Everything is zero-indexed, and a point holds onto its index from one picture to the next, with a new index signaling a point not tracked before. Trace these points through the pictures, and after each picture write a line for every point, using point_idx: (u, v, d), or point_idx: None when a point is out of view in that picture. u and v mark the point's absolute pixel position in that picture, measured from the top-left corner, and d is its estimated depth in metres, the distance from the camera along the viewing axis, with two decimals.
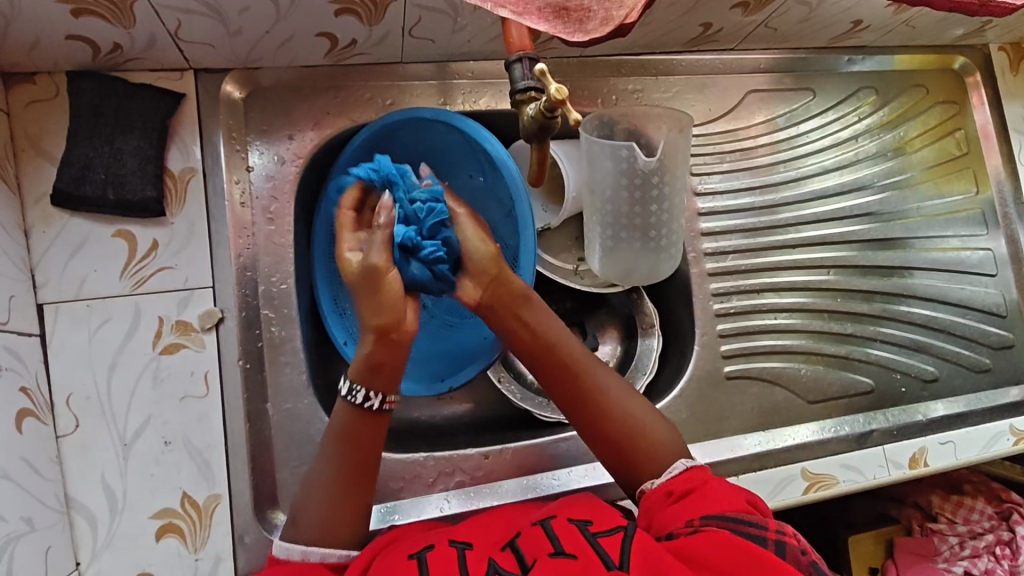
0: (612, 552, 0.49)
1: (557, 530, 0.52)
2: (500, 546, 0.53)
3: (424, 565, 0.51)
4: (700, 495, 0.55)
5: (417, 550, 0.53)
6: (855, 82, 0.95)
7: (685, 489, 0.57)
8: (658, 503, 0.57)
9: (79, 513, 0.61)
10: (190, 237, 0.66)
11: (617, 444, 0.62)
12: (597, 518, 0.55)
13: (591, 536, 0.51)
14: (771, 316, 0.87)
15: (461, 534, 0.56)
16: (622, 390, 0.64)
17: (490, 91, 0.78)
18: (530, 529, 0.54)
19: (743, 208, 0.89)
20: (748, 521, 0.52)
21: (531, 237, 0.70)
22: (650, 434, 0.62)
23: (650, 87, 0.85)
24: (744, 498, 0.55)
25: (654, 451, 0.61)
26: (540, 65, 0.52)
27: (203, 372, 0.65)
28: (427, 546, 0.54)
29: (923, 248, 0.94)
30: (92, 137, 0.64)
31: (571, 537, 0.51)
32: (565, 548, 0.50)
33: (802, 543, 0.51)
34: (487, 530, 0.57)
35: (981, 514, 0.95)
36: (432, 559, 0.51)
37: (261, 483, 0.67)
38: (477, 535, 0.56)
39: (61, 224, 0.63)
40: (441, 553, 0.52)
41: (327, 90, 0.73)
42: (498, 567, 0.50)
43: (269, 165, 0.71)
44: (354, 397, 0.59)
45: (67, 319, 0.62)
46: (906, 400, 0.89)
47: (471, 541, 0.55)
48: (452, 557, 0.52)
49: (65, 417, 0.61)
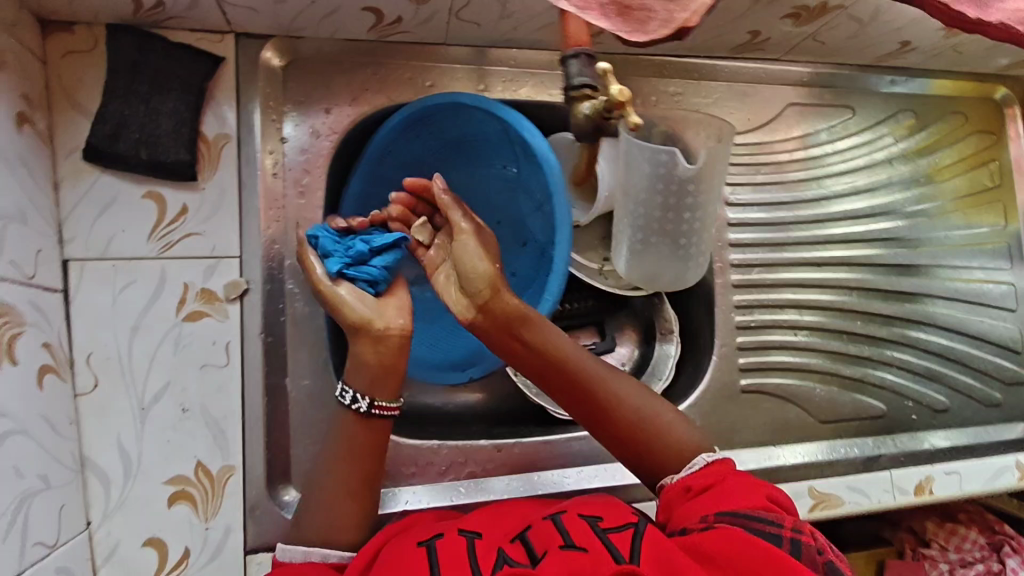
0: (623, 549, 0.50)
1: (567, 523, 0.53)
2: (510, 536, 0.55)
3: (432, 554, 0.52)
4: (718, 492, 0.55)
5: (427, 537, 0.55)
6: (895, 104, 0.94)
7: (703, 484, 0.56)
8: (676, 498, 0.57)
9: (93, 474, 0.60)
10: (221, 204, 0.65)
11: (626, 440, 0.61)
12: (608, 513, 0.55)
13: (602, 532, 0.52)
14: (791, 333, 0.87)
15: (471, 522, 0.57)
16: (632, 392, 0.62)
17: (531, 82, 0.77)
18: (540, 521, 0.55)
19: (772, 222, 0.89)
20: (765, 517, 0.51)
21: (564, 230, 0.67)
22: (664, 429, 0.61)
23: (690, 91, 0.84)
24: (761, 493, 0.54)
25: (668, 447, 0.60)
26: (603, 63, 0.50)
27: (224, 342, 0.65)
28: (436, 535, 0.55)
29: (947, 277, 0.94)
30: (128, 95, 0.62)
31: (582, 531, 0.52)
32: (576, 542, 0.51)
33: (821, 541, 0.50)
34: (498, 519, 0.58)
35: (973, 543, 0.97)
36: (441, 548, 0.53)
37: (274, 457, 0.67)
38: (486, 523, 0.57)
39: (92, 181, 0.62)
40: (450, 545, 0.53)
41: (366, 66, 0.72)
42: (508, 558, 0.51)
43: (303, 138, 0.70)
44: (343, 396, 0.61)
45: (92, 278, 0.61)
46: (916, 427, 0.89)
47: (480, 531, 0.56)
48: (461, 547, 0.53)
49: (84, 375, 0.60)
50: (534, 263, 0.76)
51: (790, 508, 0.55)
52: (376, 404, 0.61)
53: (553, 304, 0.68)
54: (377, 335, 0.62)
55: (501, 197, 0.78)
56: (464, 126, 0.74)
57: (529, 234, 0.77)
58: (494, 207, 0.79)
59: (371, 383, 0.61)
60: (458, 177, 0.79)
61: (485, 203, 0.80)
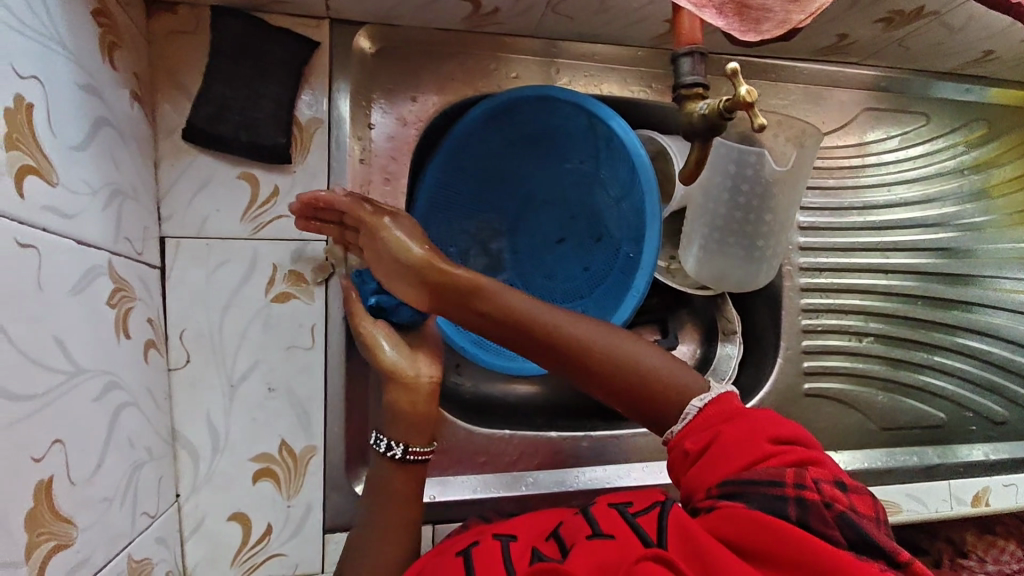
0: (650, 531, 0.49)
1: (598, 514, 0.54)
2: (544, 536, 0.55)
3: (471, 562, 0.52)
4: (722, 449, 0.53)
5: (465, 548, 0.56)
6: (968, 113, 0.93)
7: (701, 440, 0.54)
8: (679, 460, 0.55)
9: (183, 447, 0.61)
10: (311, 188, 0.66)
11: (623, 398, 0.58)
12: (637, 501, 0.56)
13: (631, 517, 0.52)
14: (855, 339, 0.87)
15: (507, 528, 0.58)
16: (613, 341, 0.57)
17: (613, 78, 0.77)
18: (572, 518, 0.55)
19: (841, 226, 0.88)
20: (772, 477, 0.49)
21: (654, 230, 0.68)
22: (653, 376, 0.57)
23: (767, 92, 0.84)
24: (755, 448, 0.51)
25: (666, 397, 0.57)
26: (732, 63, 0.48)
27: (310, 324, 0.65)
28: (472, 543, 0.56)
29: (1011, 290, 0.93)
30: (229, 76, 0.63)
31: (612, 520, 0.52)
32: (604, 531, 0.51)
33: (829, 493, 0.47)
34: (534, 521, 0.59)
35: (1010, 556, 0.97)
36: (478, 555, 0.53)
37: (353, 440, 0.68)
38: (522, 527, 0.58)
39: (189, 160, 0.63)
40: (485, 549, 0.54)
41: (454, 55, 0.72)
42: (542, 555, 0.51)
43: (390, 125, 0.71)
44: (379, 445, 0.61)
45: (187, 255, 0.62)
46: (973, 438, 0.89)
47: (514, 533, 0.56)
48: (497, 552, 0.53)
49: (177, 350, 0.61)
50: (603, 258, 0.77)
51: (799, 452, 0.51)
52: (410, 450, 0.61)
53: (638, 300, 0.69)
54: (410, 382, 0.62)
55: (575, 191, 0.79)
56: (546, 120, 0.74)
57: (604, 229, 0.78)
58: (566, 201, 0.80)
59: (406, 429, 0.61)
60: (531, 169, 0.79)
61: (557, 196, 0.80)
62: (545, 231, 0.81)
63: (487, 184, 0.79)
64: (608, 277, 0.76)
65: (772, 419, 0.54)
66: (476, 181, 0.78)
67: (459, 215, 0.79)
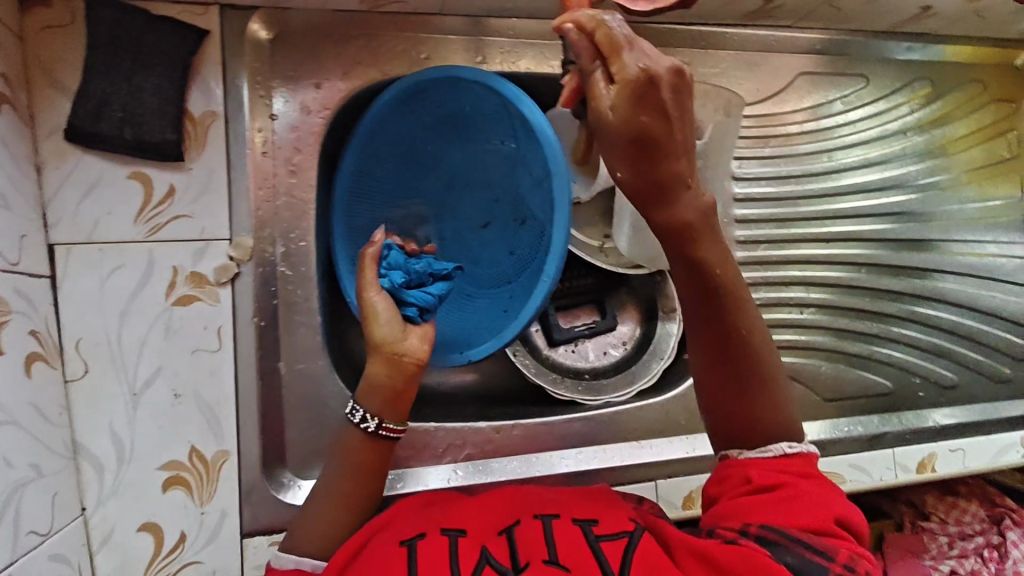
0: (613, 562, 0.50)
1: (557, 531, 0.53)
2: (496, 531, 0.54)
3: (413, 556, 0.51)
4: (777, 498, 0.51)
5: (410, 536, 0.53)
6: (910, 72, 0.90)
7: (769, 482, 0.52)
8: (734, 481, 0.54)
9: (86, 459, 0.60)
10: (209, 185, 0.63)
11: (729, 406, 0.55)
12: (602, 517, 0.56)
13: (593, 540, 0.52)
14: (797, 311, 0.85)
15: (456, 518, 0.56)
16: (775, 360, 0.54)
17: (530, 53, 0.74)
18: (530, 521, 0.54)
19: (779, 196, 0.86)
20: (808, 543, 0.48)
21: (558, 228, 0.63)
22: (766, 403, 0.54)
23: (697, 61, 0.81)
24: (829, 513, 0.50)
25: (765, 426, 0.54)
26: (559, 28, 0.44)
27: (216, 327, 0.64)
28: (419, 533, 0.53)
29: (959, 252, 0.91)
30: (109, 71, 0.60)
31: (571, 541, 0.52)
32: (560, 558, 0.50)
33: None
34: (483, 510, 0.57)
35: (973, 516, 0.97)
36: (423, 549, 0.51)
37: (270, 441, 0.67)
38: (472, 519, 0.56)
39: (74, 161, 0.60)
40: (433, 544, 0.52)
41: (358, 37, 0.69)
42: (491, 559, 0.51)
43: (293, 114, 0.68)
44: (353, 415, 0.60)
45: (78, 262, 0.60)
46: (922, 405, 0.88)
47: (464, 528, 0.54)
48: (444, 549, 0.51)
49: (74, 361, 0.60)
50: (524, 244, 0.73)
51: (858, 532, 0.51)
52: (384, 425, 0.59)
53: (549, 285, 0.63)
54: (394, 356, 0.60)
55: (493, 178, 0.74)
56: (458, 101, 0.70)
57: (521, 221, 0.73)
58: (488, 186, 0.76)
59: (383, 404, 0.60)
60: (452, 154, 0.75)
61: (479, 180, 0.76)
62: (467, 218, 0.78)
63: (410, 170, 0.76)
64: (531, 262, 0.71)
65: (835, 491, 0.53)
66: (396, 167, 0.76)
67: (379, 204, 0.76)
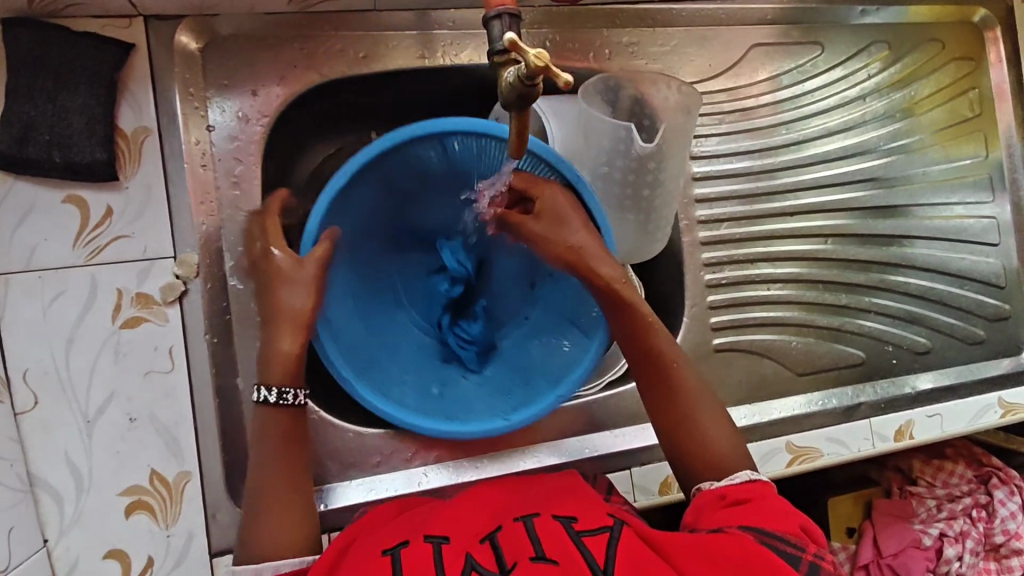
0: (596, 554, 0.49)
1: (539, 530, 0.52)
2: (479, 539, 0.52)
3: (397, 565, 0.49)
4: (750, 507, 0.54)
5: (391, 545, 0.52)
6: (866, 36, 0.88)
7: (741, 497, 0.56)
8: (709, 503, 0.56)
9: (44, 491, 0.59)
10: (147, 204, 0.62)
11: (689, 452, 0.61)
12: (584, 516, 0.54)
13: (575, 536, 0.51)
14: (764, 287, 0.84)
15: (437, 526, 0.54)
16: (702, 391, 0.62)
17: (473, 45, 0.73)
18: (511, 524, 0.53)
19: (740, 172, 0.84)
20: (787, 539, 0.51)
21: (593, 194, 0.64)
22: (718, 440, 0.61)
23: (645, 40, 0.79)
24: (796, 519, 0.54)
25: (718, 461, 0.60)
26: (512, 32, 0.45)
27: (167, 347, 0.63)
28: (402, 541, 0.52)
29: (927, 216, 0.90)
30: (31, 94, 0.58)
31: (555, 537, 0.51)
32: (547, 552, 0.49)
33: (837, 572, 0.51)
34: (462, 518, 0.56)
35: (960, 478, 0.95)
36: (406, 557, 0.49)
37: (234, 460, 0.65)
38: (454, 526, 0.54)
39: (5, 188, 0.58)
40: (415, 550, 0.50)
41: (293, 39, 0.67)
42: (476, 565, 0.49)
43: (231, 124, 0.66)
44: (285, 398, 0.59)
45: (18, 291, 0.58)
46: (897, 372, 0.87)
47: (448, 535, 0.53)
48: (428, 557, 0.49)
49: (22, 393, 0.59)
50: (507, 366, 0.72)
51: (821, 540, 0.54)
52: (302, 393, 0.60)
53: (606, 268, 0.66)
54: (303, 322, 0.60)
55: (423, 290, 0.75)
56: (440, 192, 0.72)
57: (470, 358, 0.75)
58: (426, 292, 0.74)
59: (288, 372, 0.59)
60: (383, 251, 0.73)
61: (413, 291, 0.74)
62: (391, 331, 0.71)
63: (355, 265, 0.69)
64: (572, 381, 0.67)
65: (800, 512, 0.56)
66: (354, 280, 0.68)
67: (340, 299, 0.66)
